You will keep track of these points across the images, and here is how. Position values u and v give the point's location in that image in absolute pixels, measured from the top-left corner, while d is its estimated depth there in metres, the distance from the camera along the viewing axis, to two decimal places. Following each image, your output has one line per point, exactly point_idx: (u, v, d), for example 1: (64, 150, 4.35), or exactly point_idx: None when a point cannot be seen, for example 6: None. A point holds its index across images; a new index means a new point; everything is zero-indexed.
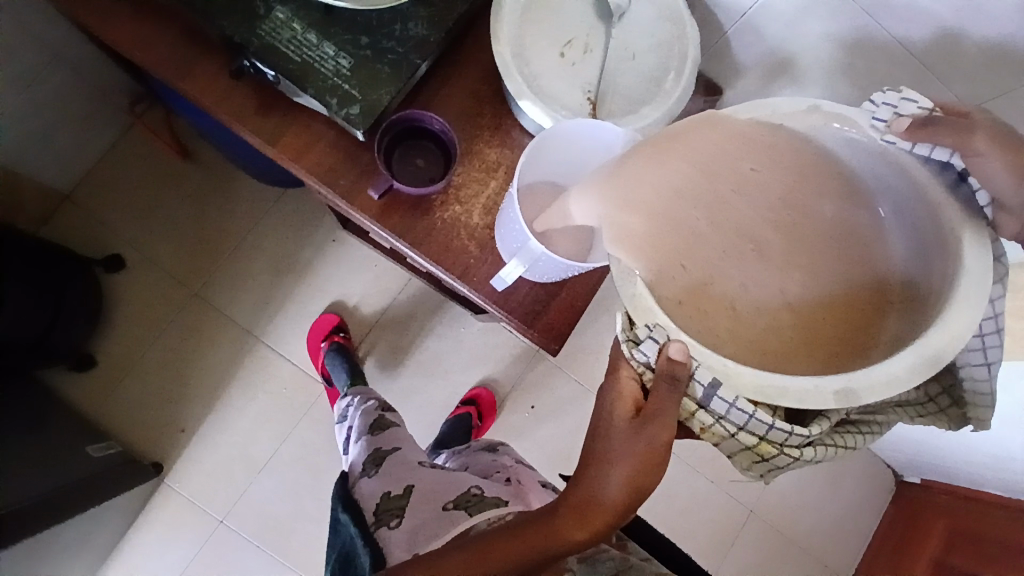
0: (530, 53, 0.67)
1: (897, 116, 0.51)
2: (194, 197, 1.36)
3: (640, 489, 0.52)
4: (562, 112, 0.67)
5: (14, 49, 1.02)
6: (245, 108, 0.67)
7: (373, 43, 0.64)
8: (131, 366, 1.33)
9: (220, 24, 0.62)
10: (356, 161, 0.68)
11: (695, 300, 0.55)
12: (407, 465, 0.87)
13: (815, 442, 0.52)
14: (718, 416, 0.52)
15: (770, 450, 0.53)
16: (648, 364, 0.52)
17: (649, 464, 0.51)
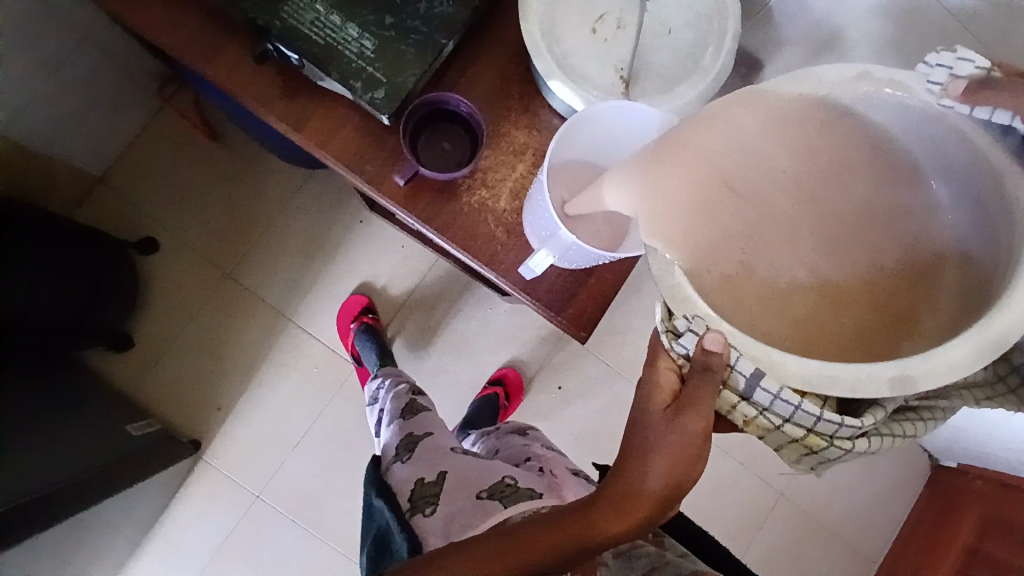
0: (560, 30, 0.64)
1: (953, 78, 0.48)
2: (223, 180, 1.37)
3: (682, 479, 0.50)
4: (594, 92, 0.64)
5: (41, 35, 1.02)
6: (270, 93, 0.66)
7: (397, 23, 0.62)
8: (168, 347, 1.36)
9: (243, 7, 0.61)
10: (381, 145, 0.67)
11: (731, 287, 0.51)
12: (439, 451, 0.87)
13: (869, 433, 0.52)
14: (763, 410, 0.51)
15: (818, 443, 0.52)
16: (687, 355, 0.50)
17: (689, 452, 0.49)
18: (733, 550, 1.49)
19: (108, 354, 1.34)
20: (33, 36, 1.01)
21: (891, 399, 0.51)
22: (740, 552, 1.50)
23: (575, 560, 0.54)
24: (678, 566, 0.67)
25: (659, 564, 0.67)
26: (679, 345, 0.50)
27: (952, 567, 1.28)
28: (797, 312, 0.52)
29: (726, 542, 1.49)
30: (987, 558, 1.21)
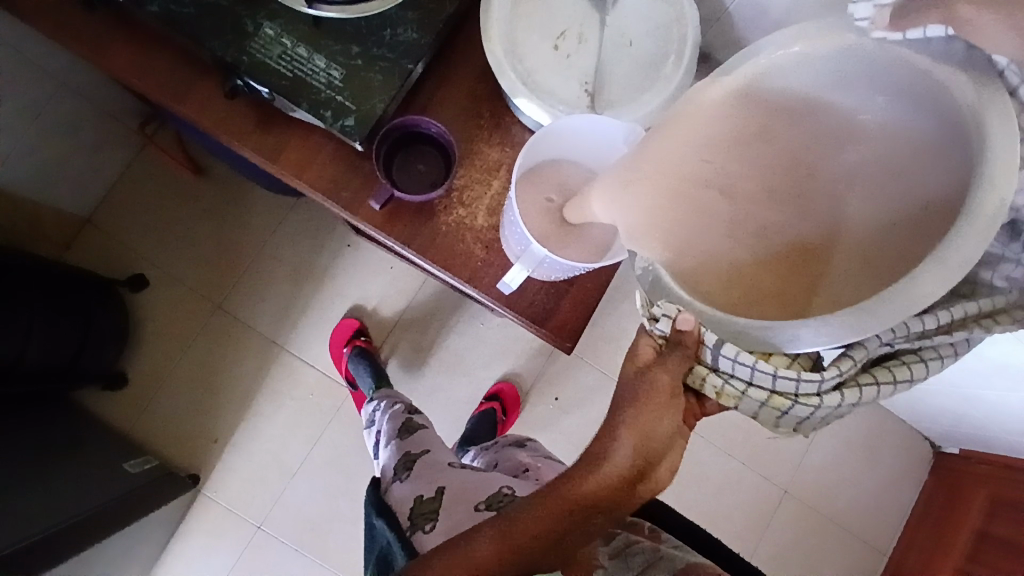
0: (522, 48, 0.66)
1: (878, 7, 0.45)
2: (209, 212, 1.38)
3: (655, 440, 0.51)
4: (559, 106, 0.65)
5: (20, 80, 1.03)
6: (244, 127, 0.67)
7: (363, 52, 0.63)
8: (162, 382, 1.36)
9: (211, 45, 0.62)
10: (356, 172, 0.67)
11: (701, 264, 0.53)
12: (436, 467, 0.87)
13: (845, 384, 0.50)
14: (727, 375, 0.50)
15: (785, 403, 0.50)
16: (664, 334, 0.51)
17: (661, 414, 0.51)
18: (742, 550, 1.48)
19: (102, 394, 1.33)
20: (13, 83, 1.02)
21: (859, 348, 0.49)
22: (749, 553, 1.49)
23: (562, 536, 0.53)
24: (673, 558, 0.67)
25: (654, 561, 0.66)
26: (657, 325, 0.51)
27: (961, 553, 1.28)
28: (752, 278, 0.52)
29: (733, 543, 1.48)
30: (996, 543, 1.21)
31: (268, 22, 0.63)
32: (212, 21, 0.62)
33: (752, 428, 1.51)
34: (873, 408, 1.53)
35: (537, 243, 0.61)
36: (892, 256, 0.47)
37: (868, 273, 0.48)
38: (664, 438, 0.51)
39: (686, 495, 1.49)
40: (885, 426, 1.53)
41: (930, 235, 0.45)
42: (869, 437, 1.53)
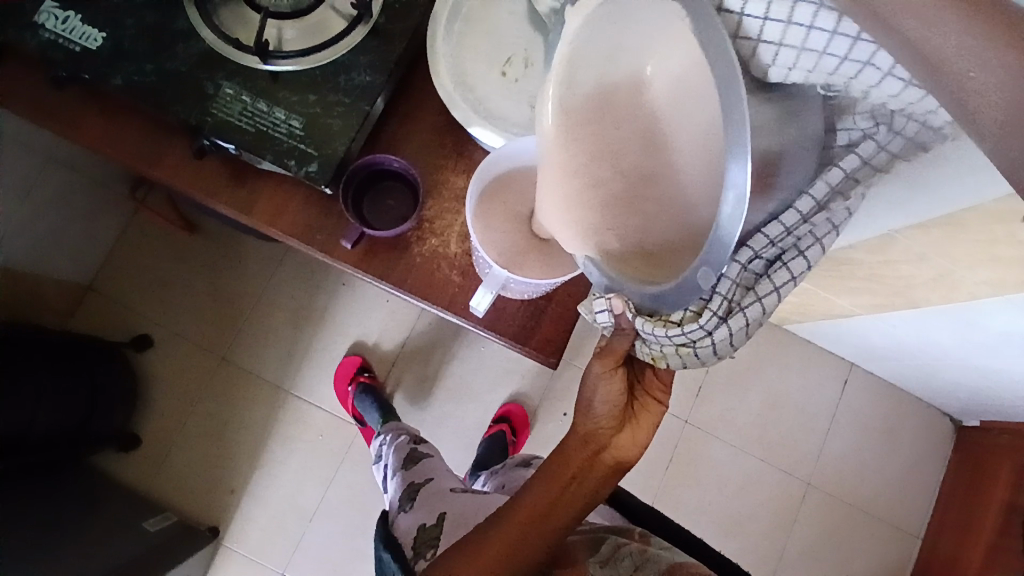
0: (472, 79, 0.68)
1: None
2: (205, 267, 1.41)
3: (597, 411, 0.60)
4: (513, 129, 0.68)
5: (8, 161, 1.07)
6: (217, 183, 0.70)
7: (321, 99, 0.66)
8: (173, 438, 1.38)
9: (176, 110, 0.65)
10: (328, 215, 0.70)
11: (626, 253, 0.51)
12: (440, 494, 0.87)
13: (729, 315, 0.48)
14: (648, 342, 0.52)
15: (690, 352, 0.50)
16: (607, 324, 0.53)
17: (596, 392, 0.59)
18: (771, 549, 1.46)
19: (117, 455, 1.35)
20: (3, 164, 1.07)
21: (721, 278, 0.47)
22: (778, 552, 1.46)
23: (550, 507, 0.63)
24: (659, 558, 0.71)
25: (641, 563, 0.70)
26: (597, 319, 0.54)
27: (993, 529, 1.25)
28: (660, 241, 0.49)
29: (760, 542, 1.46)
30: None
31: (228, 82, 0.65)
32: (176, 88, 0.65)
33: (766, 423, 1.50)
34: (887, 389, 1.51)
35: (498, 265, 0.62)
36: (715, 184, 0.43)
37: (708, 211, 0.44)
38: (607, 415, 0.60)
39: (707, 499, 1.47)
40: (900, 406, 1.51)
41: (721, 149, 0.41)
42: (886, 418, 1.51)
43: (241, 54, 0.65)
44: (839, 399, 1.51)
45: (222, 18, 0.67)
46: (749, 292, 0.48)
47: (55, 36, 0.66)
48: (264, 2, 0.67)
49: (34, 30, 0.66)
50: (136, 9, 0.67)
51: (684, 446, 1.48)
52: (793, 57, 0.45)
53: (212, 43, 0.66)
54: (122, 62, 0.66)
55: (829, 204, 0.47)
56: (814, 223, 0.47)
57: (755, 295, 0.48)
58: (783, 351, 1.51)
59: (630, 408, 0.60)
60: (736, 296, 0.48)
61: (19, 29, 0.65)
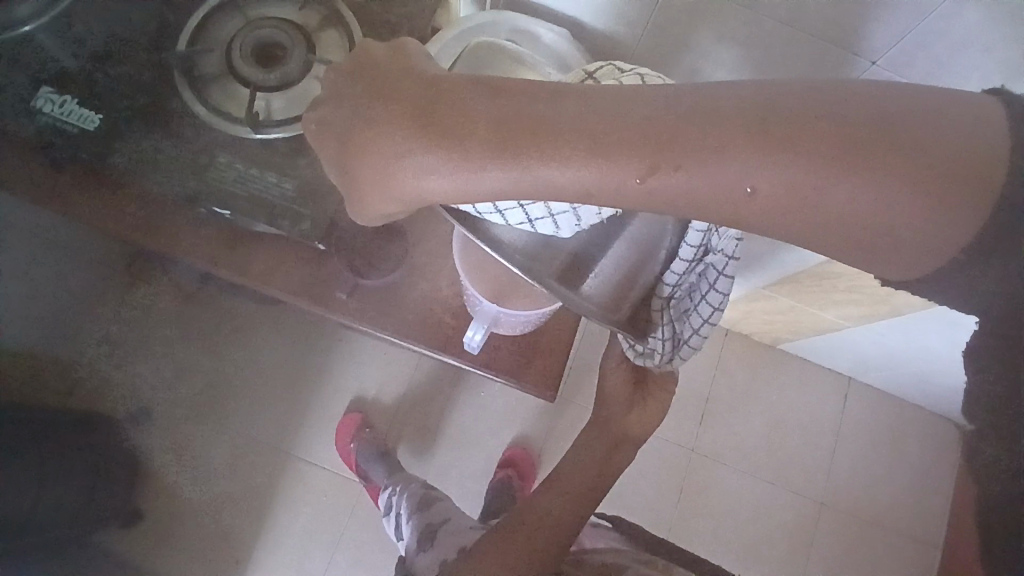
0: None
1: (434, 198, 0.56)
2: (200, 336, 1.42)
3: (613, 398, 0.73)
4: None
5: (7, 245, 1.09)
6: (214, 249, 0.74)
7: (310, 161, 0.69)
8: (174, 512, 1.35)
9: (177, 183, 0.70)
10: (323, 269, 0.73)
11: None
12: (458, 532, 0.92)
13: (677, 341, 0.58)
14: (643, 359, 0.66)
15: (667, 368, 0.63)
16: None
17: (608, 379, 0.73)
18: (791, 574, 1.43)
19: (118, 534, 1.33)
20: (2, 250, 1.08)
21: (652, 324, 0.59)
22: None
23: (574, 489, 0.73)
24: None
25: None
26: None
27: None
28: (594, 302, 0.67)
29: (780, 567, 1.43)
30: None
31: (221, 153, 0.69)
32: (174, 162, 0.70)
33: (771, 444, 1.50)
34: (886, 399, 1.52)
35: (487, 299, 0.66)
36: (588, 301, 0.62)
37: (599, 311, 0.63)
38: (616, 396, 0.73)
39: (722, 527, 1.45)
40: (902, 415, 1.51)
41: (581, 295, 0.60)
42: (890, 429, 1.51)
43: (232, 125, 0.69)
44: (842, 413, 1.51)
45: (213, 94, 0.71)
46: (685, 320, 0.57)
47: (53, 120, 0.69)
48: (252, 77, 0.71)
49: (34, 115, 0.69)
50: (131, 92, 0.71)
51: (694, 476, 1.47)
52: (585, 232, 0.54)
53: (205, 116, 0.69)
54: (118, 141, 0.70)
55: (706, 243, 0.54)
56: (705, 263, 0.55)
57: (689, 326, 0.57)
58: (780, 370, 1.53)
59: (638, 390, 0.72)
60: (675, 332, 0.58)
61: (18, 117, 0.69)
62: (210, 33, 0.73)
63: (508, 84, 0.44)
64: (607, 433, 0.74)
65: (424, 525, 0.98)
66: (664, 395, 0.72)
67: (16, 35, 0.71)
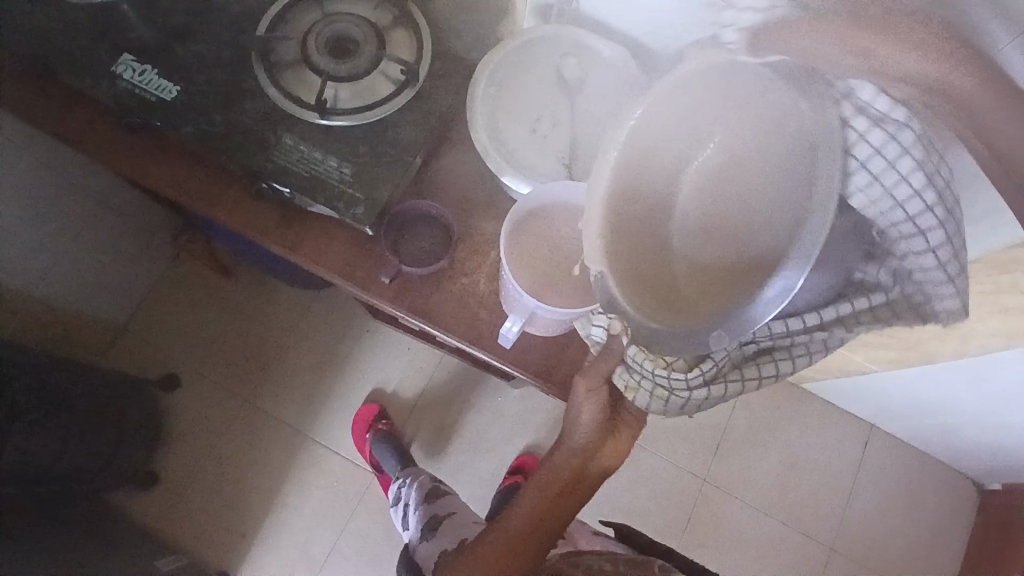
0: (504, 134, 0.76)
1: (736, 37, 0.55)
2: (235, 311, 1.47)
3: (587, 418, 0.69)
4: (543, 178, 0.75)
5: (61, 202, 1.14)
6: (269, 224, 0.77)
7: (369, 150, 0.73)
8: (192, 479, 1.39)
9: (240, 158, 0.73)
10: (369, 253, 0.76)
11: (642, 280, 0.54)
12: (462, 525, 0.94)
13: (710, 385, 0.61)
14: (632, 370, 0.63)
15: (666, 395, 0.62)
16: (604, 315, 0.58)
17: (583, 401, 0.69)
18: None
19: (136, 496, 1.37)
20: (57, 206, 1.14)
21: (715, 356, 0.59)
22: None
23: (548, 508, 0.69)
24: None
25: None
26: (592, 334, 0.68)
27: None
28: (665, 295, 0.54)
29: None
30: None
31: (287, 134, 0.73)
32: (238, 138, 0.73)
33: (786, 482, 1.47)
34: (906, 449, 1.49)
35: (528, 294, 0.67)
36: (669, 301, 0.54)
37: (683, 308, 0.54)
38: (591, 421, 0.69)
39: (727, 561, 1.43)
40: (921, 468, 1.48)
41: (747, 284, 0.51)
42: (908, 481, 1.48)
43: (300, 109, 0.73)
44: (860, 460, 1.49)
45: (285, 79, 0.75)
46: (734, 371, 0.61)
47: (132, 86, 0.75)
48: (324, 66, 0.75)
49: (113, 80, 0.75)
50: (208, 68, 0.76)
51: (703, 505, 1.46)
52: (879, 194, 0.52)
53: (276, 99, 0.74)
54: (188, 112, 0.74)
55: (832, 325, 0.56)
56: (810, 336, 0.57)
57: (732, 380, 0.60)
58: (802, 409, 1.51)
59: (612, 423, 0.69)
60: (717, 373, 0.60)
61: (101, 83, 0.75)
62: (289, 22, 0.77)
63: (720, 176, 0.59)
64: (577, 466, 0.69)
65: (431, 517, 1.00)
66: (631, 429, 0.70)
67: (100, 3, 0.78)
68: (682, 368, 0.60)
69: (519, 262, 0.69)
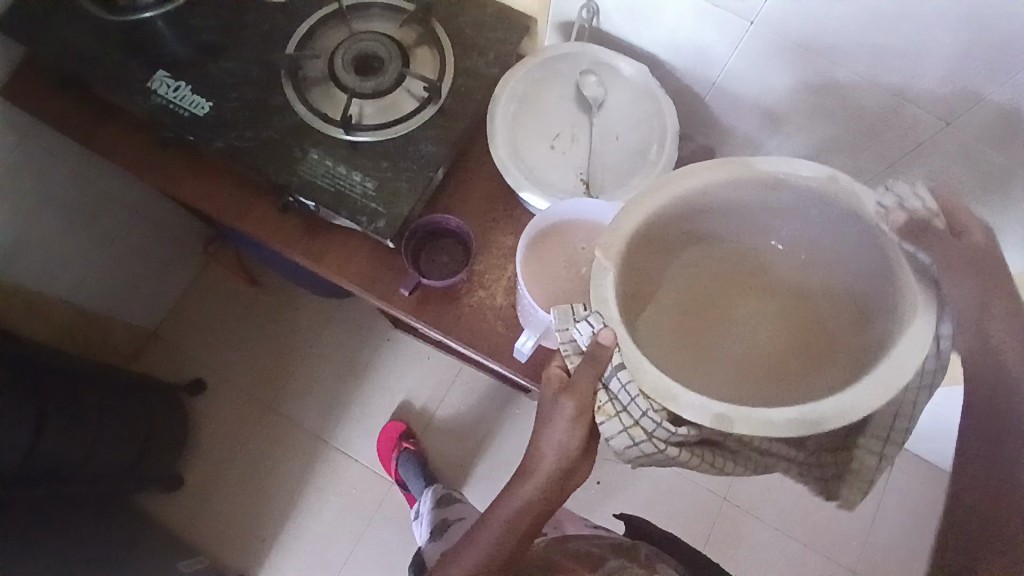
0: (523, 150, 0.78)
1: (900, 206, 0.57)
2: (260, 319, 1.50)
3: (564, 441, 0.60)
4: (561, 193, 0.76)
5: (93, 211, 1.19)
6: (294, 235, 0.79)
7: (392, 165, 0.75)
8: (215, 483, 1.42)
9: (268, 172, 0.76)
10: (390, 266, 0.78)
11: (633, 288, 0.64)
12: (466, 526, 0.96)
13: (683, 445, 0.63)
14: (612, 394, 0.61)
15: (638, 433, 0.62)
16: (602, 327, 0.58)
17: (560, 419, 0.60)
18: None
19: (161, 498, 1.40)
20: (91, 214, 1.19)
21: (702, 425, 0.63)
22: None
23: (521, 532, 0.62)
24: None
25: None
26: (574, 334, 0.61)
27: None
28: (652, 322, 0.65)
29: None
30: None
31: (314, 149, 0.75)
32: (266, 152, 0.76)
33: (809, 504, 1.43)
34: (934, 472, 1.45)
35: (542, 309, 0.68)
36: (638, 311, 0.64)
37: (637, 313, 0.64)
38: (566, 442, 0.60)
39: None
40: None
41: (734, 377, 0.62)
42: (937, 505, 1.43)
43: (328, 126, 0.76)
44: (886, 482, 1.45)
45: (313, 95, 0.78)
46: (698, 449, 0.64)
47: (166, 102, 0.78)
48: (350, 83, 0.77)
49: (150, 95, 0.78)
50: (239, 85, 0.78)
51: (722, 524, 1.43)
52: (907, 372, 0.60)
53: (304, 115, 0.76)
54: (219, 127, 0.77)
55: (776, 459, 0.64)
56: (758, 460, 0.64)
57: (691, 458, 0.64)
58: None
59: (577, 463, 0.61)
60: (685, 440, 0.63)
61: (138, 98, 0.78)
62: (317, 40, 0.80)
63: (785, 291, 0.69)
64: (534, 507, 0.62)
65: (440, 522, 1.04)
66: (590, 463, 0.63)
67: (135, 20, 0.81)
68: (669, 418, 0.61)
69: (534, 277, 0.70)
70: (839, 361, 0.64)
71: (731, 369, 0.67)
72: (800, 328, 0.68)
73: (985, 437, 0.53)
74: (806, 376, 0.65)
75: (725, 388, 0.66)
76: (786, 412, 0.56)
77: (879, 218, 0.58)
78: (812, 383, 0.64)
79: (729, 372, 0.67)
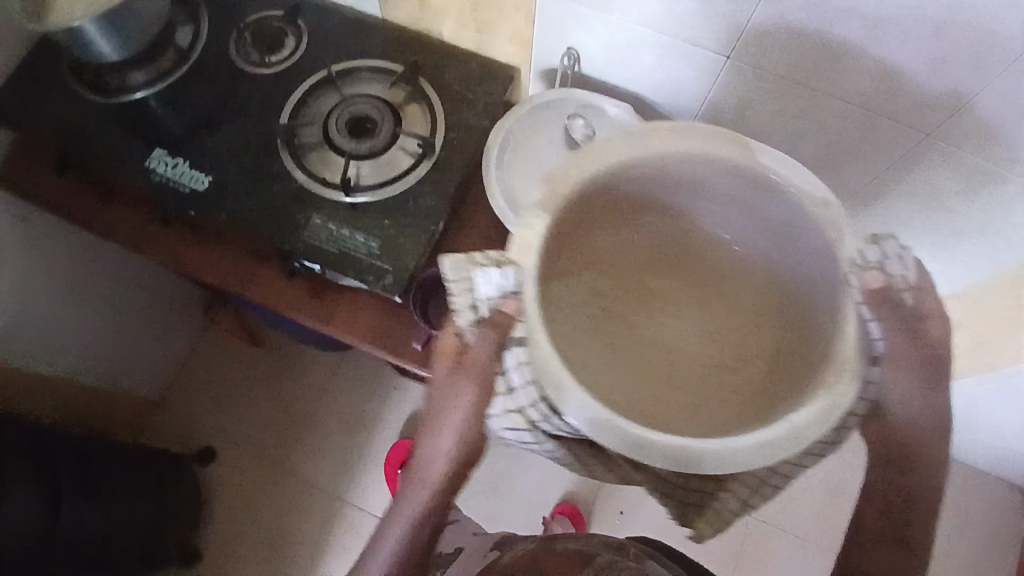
0: (519, 196, 0.79)
1: (876, 266, 0.50)
2: (266, 379, 1.49)
3: (466, 435, 0.59)
4: None
5: (92, 284, 1.19)
6: (302, 299, 0.80)
7: (394, 222, 0.76)
8: (231, 552, 1.39)
9: (274, 240, 0.77)
10: (400, 320, 0.79)
11: (558, 247, 0.54)
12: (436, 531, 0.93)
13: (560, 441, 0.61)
14: (510, 374, 0.58)
15: (523, 420, 0.59)
16: (513, 286, 0.53)
17: (450, 412, 0.59)
18: None
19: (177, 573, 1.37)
20: (88, 291, 1.19)
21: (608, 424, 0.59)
22: None
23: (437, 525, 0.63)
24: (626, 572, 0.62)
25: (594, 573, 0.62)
26: (481, 292, 0.56)
27: None
28: (574, 295, 0.56)
29: None
30: None
31: (316, 213, 0.77)
32: (269, 220, 0.77)
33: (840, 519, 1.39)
34: None
35: None
36: (555, 272, 0.54)
37: (556, 268, 0.54)
38: (461, 442, 0.59)
39: None
40: None
41: (632, 383, 0.54)
42: None
43: (328, 190, 0.77)
44: None
45: (310, 161, 0.79)
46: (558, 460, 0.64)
47: (167, 179, 0.79)
48: (347, 147, 0.79)
49: (150, 175, 0.80)
50: (237, 156, 0.80)
51: None
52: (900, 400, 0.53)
53: (303, 181, 0.78)
54: (220, 199, 0.78)
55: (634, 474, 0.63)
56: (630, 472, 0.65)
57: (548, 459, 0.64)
58: None
59: (466, 469, 0.60)
60: (568, 445, 0.61)
61: (139, 178, 0.80)
62: (310, 107, 0.82)
63: (734, 293, 0.57)
64: (425, 513, 0.61)
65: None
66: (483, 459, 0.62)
67: (128, 101, 0.83)
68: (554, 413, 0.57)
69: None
70: (736, 405, 0.54)
71: (632, 375, 0.55)
72: (725, 352, 0.57)
73: (893, 531, 0.54)
74: (717, 405, 0.54)
75: (614, 383, 0.54)
76: (667, 441, 0.49)
77: (849, 270, 0.50)
78: (712, 415, 0.54)
79: (649, 362, 0.56)
